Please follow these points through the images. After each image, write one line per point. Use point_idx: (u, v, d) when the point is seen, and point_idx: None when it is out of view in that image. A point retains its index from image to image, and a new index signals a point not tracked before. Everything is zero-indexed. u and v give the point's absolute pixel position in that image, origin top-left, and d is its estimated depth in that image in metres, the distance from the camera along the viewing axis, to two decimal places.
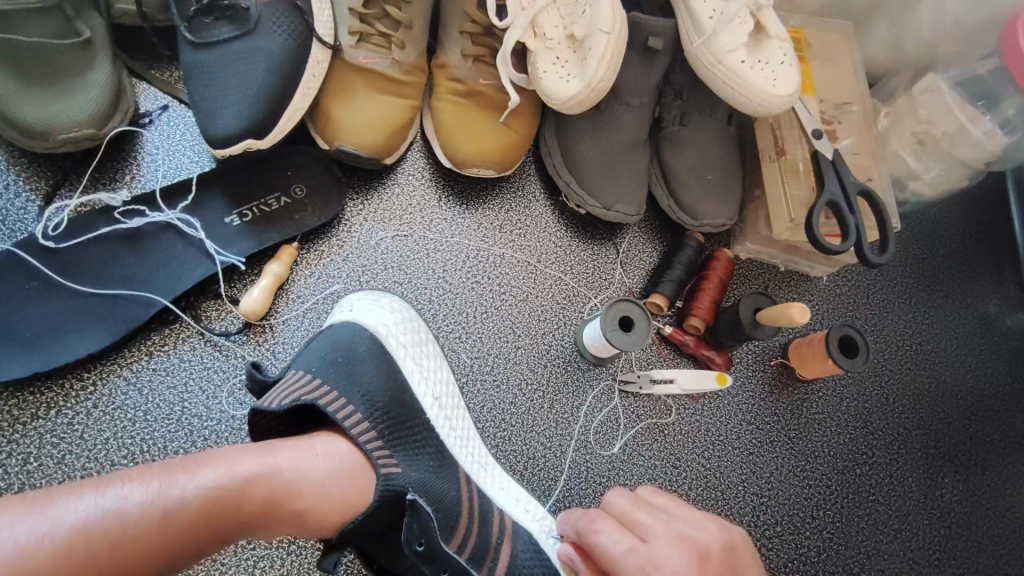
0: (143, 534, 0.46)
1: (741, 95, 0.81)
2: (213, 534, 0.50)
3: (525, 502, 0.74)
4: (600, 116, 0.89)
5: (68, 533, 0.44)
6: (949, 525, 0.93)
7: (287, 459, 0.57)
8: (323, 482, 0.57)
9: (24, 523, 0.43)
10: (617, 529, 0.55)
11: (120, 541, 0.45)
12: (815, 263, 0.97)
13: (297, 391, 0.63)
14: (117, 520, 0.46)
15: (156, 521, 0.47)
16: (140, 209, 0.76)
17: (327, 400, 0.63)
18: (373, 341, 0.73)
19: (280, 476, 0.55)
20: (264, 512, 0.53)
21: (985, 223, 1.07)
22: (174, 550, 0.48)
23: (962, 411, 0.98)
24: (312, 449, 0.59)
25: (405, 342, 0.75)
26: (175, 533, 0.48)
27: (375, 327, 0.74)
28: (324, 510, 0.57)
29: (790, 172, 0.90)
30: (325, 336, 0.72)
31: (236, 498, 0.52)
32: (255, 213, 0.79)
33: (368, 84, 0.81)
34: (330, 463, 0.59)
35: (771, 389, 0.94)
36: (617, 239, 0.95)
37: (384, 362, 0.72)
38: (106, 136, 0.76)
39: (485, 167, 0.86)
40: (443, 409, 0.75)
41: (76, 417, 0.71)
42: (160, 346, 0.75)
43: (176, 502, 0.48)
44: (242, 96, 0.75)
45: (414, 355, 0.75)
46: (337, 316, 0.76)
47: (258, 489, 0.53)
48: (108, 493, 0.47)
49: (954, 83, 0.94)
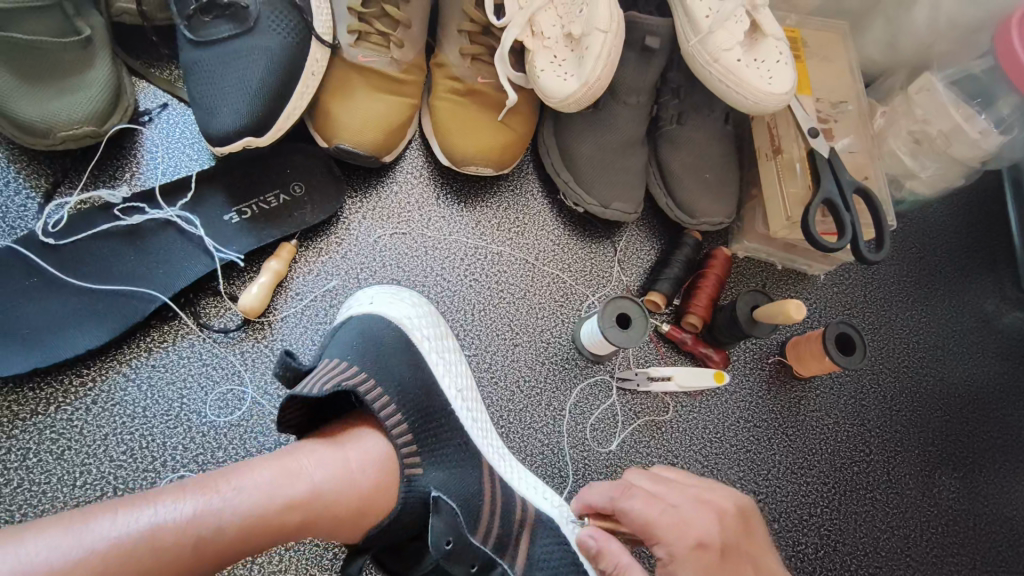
0: (174, 556, 0.48)
1: (738, 94, 0.82)
2: (246, 549, 0.52)
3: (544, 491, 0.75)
4: (597, 116, 0.90)
5: (104, 555, 0.46)
6: (946, 522, 0.93)
7: (321, 474, 0.57)
8: (362, 497, 0.58)
9: (63, 543, 0.45)
10: (643, 498, 0.60)
11: (154, 563, 0.47)
12: (812, 261, 0.97)
13: (335, 377, 0.63)
14: (149, 543, 0.47)
15: (188, 545, 0.49)
16: (139, 206, 0.76)
17: (366, 386, 0.63)
18: (398, 333, 0.73)
19: (315, 495, 0.56)
20: (295, 529, 0.55)
21: (981, 222, 1.08)
22: (203, 566, 0.50)
23: (959, 409, 0.98)
24: (348, 460, 0.59)
25: (427, 334, 0.76)
26: (204, 553, 0.50)
27: (401, 320, 0.74)
28: (350, 524, 0.58)
29: (786, 171, 0.90)
30: (349, 327, 0.72)
31: (267, 519, 0.53)
32: (254, 211, 0.79)
33: (366, 82, 0.82)
34: (362, 476, 0.59)
35: (767, 386, 0.94)
36: (615, 238, 0.95)
37: (409, 353, 0.72)
38: (106, 134, 0.77)
39: (483, 165, 0.86)
40: (466, 402, 0.75)
41: (74, 414, 0.71)
42: (159, 343, 0.75)
43: (209, 526, 0.50)
44: (241, 93, 0.75)
45: (437, 349, 0.76)
46: (356, 308, 0.75)
47: (290, 509, 0.54)
48: (145, 514, 0.48)
49: (948, 83, 0.94)
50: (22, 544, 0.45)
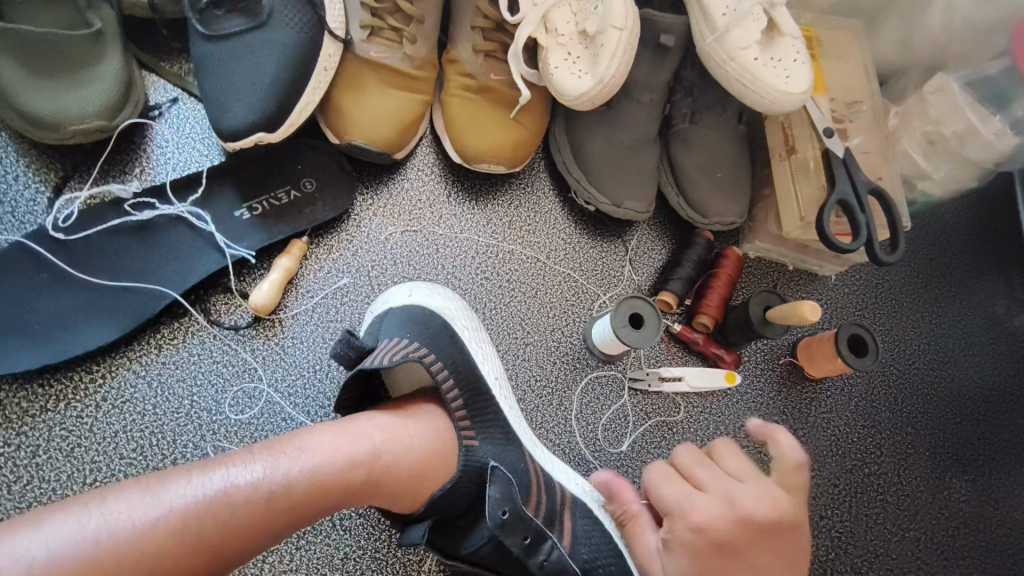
0: (249, 515, 0.47)
1: (754, 92, 0.81)
2: (315, 511, 0.52)
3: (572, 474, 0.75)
4: (610, 114, 0.89)
5: (182, 514, 0.45)
6: (957, 525, 0.92)
7: (378, 437, 0.57)
8: (417, 461, 0.59)
9: (141, 504, 0.44)
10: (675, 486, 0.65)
11: (232, 520, 0.46)
12: (824, 261, 0.97)
13: (400, 352, 0.64)
14: (225, 501, 0.46)
15: (262, 503, 0.48)
16: (150, 202, 0.75)
17: (430, 360, 0.65)
18: (444, 321, 0.72)
19: (374, 456, 0.56)
20: (360, 490, 0.54)
21: (993, 223, 1.07)
22: (274, 528, 0.49)
23: (970, 412, 0.98)
24: (401, 425, 0.60)
25: (466, 323, 0.75)
26: (276, 513, 0.49)
27: (444, 308, 0.74)
28: (411, 487, 0.58)
29: (800, 171, 0.90)
30: (401, 312, 0.71)
31: (336, 477, 0.52)
32: (265, 207, 0.78)
33: (379, 78, 0.81)
34: (416, 442, 0.60)
35: (779, 387, 0.94)
36: (627, 237, 0.95)
37: (456, 338, 0.71)
38: (116, 129, 0.76)
39: (496, 162, 0.86)
40: (503, 391, 0.74)
41: (85, 410, 0.70)
42: (169, 340, 0.74)
43: (279, 484, 0.49)
44: (252, 88, 0.74)
45: (476, 337, 0.75)
46: (395, 299, 0.75)
47: (355, 467, 0.54)
48: (219, 474, 0.48)
49: (964, 84, 0.94)
50: (101, 505, 0.43)
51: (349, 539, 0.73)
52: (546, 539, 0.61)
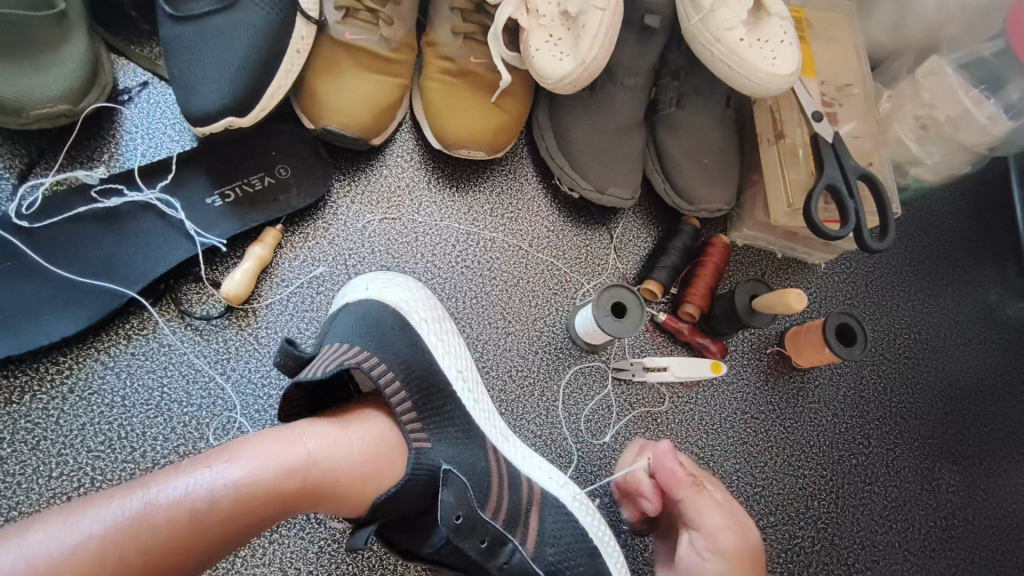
0: (169, 532, 0.46)
1: (740, 75, 0.79)
2: (251, 522, 0.50)
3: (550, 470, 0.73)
4: (594, 98, 0.87)
5: (97, 542, 0.43)
6: (945, 516, 0.91)
7: (317, 444, 0.55)
8: (365, 462, 0.57)
9: (59, 532, 0.43)
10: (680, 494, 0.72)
11: (155, 540, 0.45)
12: (813, 249, 0.95)
13: (340, 357, 0.61)
14: (147, 522, 0.45)
15: (187, 519, 0.46)
16: (118, 188, 0.73)
17: (371, 363, 0.62)
18: (398, 317, 0.70)
19: (313, 460, 0.54)
20: (296, 499, 0.52)
21: (987, 210, 1.05)
22: (199, 546, 0.47)
23: (961, 401, 0.97)
24: (344, 431, 0.58)
25: (426, 316, 0.73)
26: (206, 528, 0.47)
27: (399, 304, 0.72)
28: (351, 495, 0.56)
29: (789, 157, 0.88)
30: (351, 312, 0.69)
31: (267, 488, 0.50)
32: (238, 194, 0.77)
33: (355, 61, 0.79)
34: (359, 447, 0.57)
35: (766, 377, 0.92)
36: (611, 224, 0.93)
37: (410, 336, 0.69)
38: (82, 113, 0.74)
39: (475, 148, 0.84)
40: (469, 386, 0.72)
41: (51, 403, 0.69)
42: (139, 330, 0.73)
43: (205, 498, 0.47)
44: (222, 70, 0.72)
45: (437, 330, 0.73)
46: (354, 294, 0.73)
47: (289, 476, 0.52)
48: (140, 491, 0.46)
49: (958, 67, 0.91)
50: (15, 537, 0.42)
51: (325, 533, 0.72)
52: (508, 542, 0.62)
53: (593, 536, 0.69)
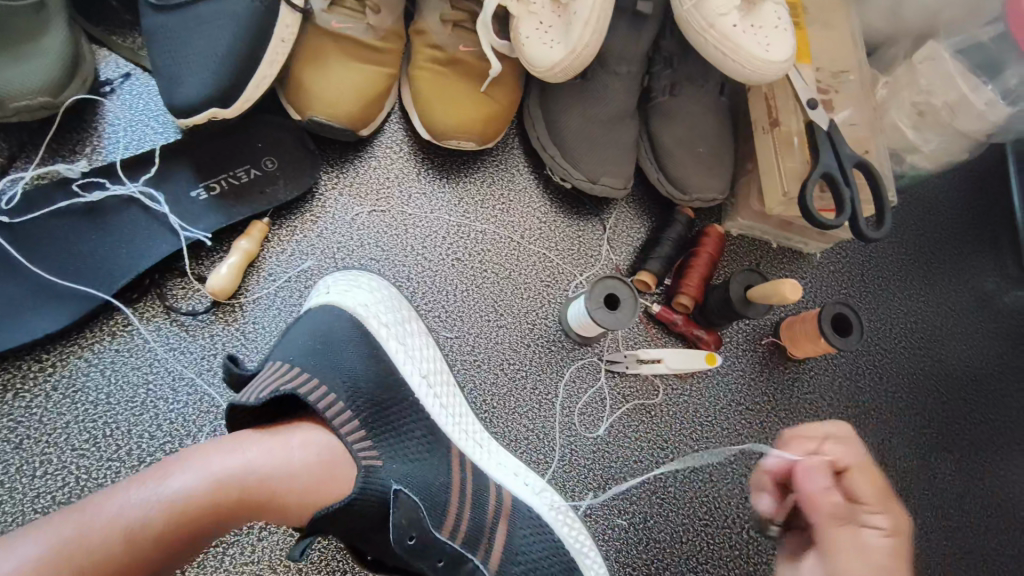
0: (107, 555, 0.47)
1: (733, 62, 0.77)
2: (192, 535, 0.50)
3: (525, 475, 0.73)
4: (586, 88, 0.86)
5: (34, 564, 0.45)
6: (941, 505, 0.91)
7: (258, 454, 0.54)
8: (313, 469, 0.56)
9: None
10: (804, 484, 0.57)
11: (93, 560, 0.47)
12: (809, 239, 0.94)
13: (279, 380, 0.59)
14: (82, 544, 0.47)
15: (122, 539, 0.48)
16: (100, 182, 0.72)
17: (309, 389, 0.59)
18: (355, 325, 0.69)
19: (253, 471, 0.53)
20: (237, 509, 0.52)
21: (984, 197, 1.04)
22: (140, 564, 0.49)
23: (957, 390, 0.96)
24: (291, 438, 0.57)
25: (387, 320, 0.72)
26: (144, 545, 0.48)
27: (355, 308, 0.70)
28: (303, 505, 0.55)
29: (783, 146, 0.86)
30: (303, 324, 0.67)
31: (203, 502, 0.50)
32: (223, 187, 0.75)
33: (342, 50, 0.78)
34: (308, 454, 0.56)
35: (761, 369, 0.91)
36: (605, 214, 0.91)
37: (365, 346, 0.68)
38: (63, 105, 0.72)
39: (465, 139, 0.82)
40: (432, 387, 0.72)
41: (35, 401, 0.68)
42: (124, 326, 0.72)
43: (139, 517, 0.48)
44: (205, 60, 0.71)
45: (397, 335, 0.72)
46: (313, 299, 0.71)
47: (224, 488, 0.51)
48: (77, 516, 0.48)
49: (955, 52, 0.90)
50: None
51: None
52: (468, 560, 0.62)
53: (570, 547, 0.70)
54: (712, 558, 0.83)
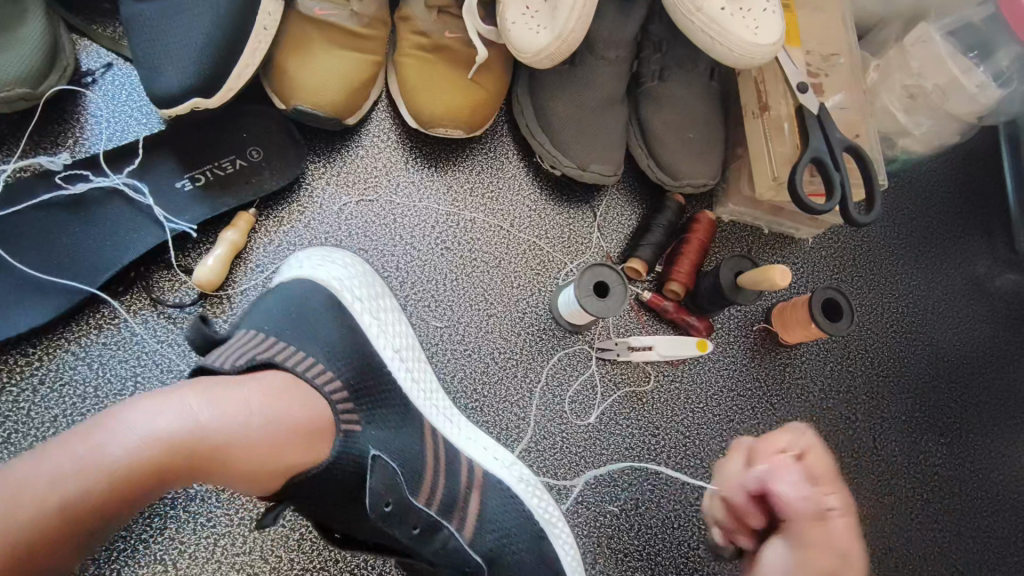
0: (44, 517, 0.45)
1: (722, 46, 0.76)
2: (139, 495, 0.48)
3: (491, 448, 0.74)
4: (574, 74, 0.85)
5: None
6: (932, 488, 0.91)
7: (213, 412, 0.51)
8: (273, 432, 0.52)
9: None
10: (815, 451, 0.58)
11: (29, 523, 0.45)
12: (800, 225, 0.94)
13: (253, 350, 0.57)
14: (16, 506, 0.45)
15: (60, 500, 0.46)
16: (83, 174, 0.71)
17: (288, 357, 0.58)
18: (328, 297, 0.68)
19: (205, 431, 0.50)
20: (186, 470, 0.50)
21: (977, 180, 1.04)
22: (83, 522, 0.47)
23: (948, 373, 0.96)
24: (248, 392, 0.53)
25: (360, 296, 0.71)
26: (85, 505, 0.47)
27: (329, 281, 0.69)
28: (261, 467, 0.52)
29: (774, 130, 0.86)
30: (277, 292, 0.66)
31: (147, 463, 0.48)
32: (208, 177, 0.75)
33: (327, 38, 0.77)
34: (267, 417, 0.53)
35: (752, 355, 0.91)
36: (595, 202, 0.91)
37: (338, 319, 0.67)
38: (43, 96, 0.71)
39: (453, 127, 0.81)
40: (403, 361, 0.72)
41: (22, 395, 0.68)
42: (110, 319, 0.71)
43: (78, 479, 0.46)
44: (187, 49, 0.70)
45: (370, 308, 0.71)
46: (287, 274, 0.70)
47: (171, 449, 0.49)
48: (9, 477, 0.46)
49: (946, 34, 0.90)
50: None
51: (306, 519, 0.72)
52: (441, 529, 0.63)
53: (538, 517, 0.71)
54: (704, 543, 0.84)
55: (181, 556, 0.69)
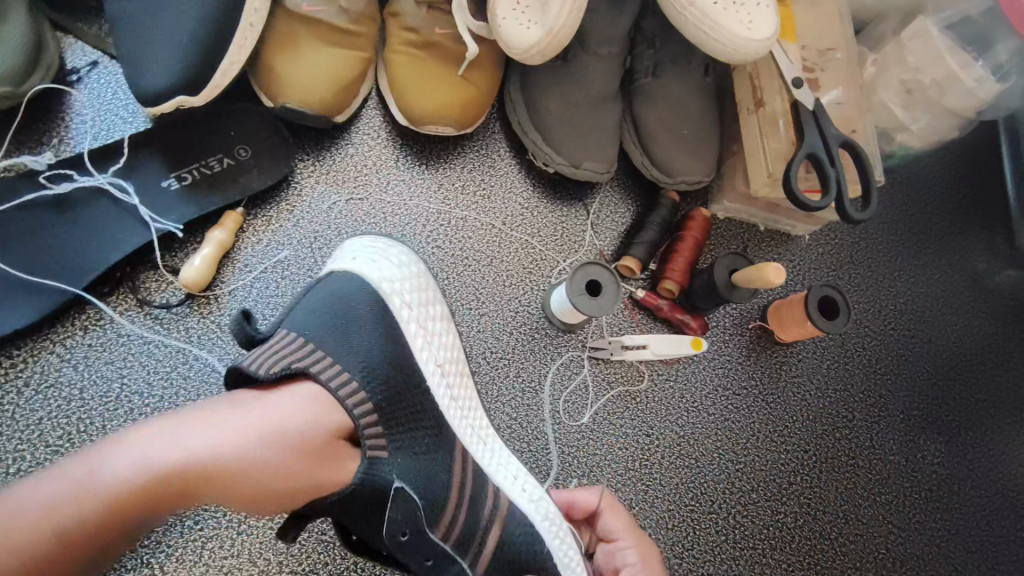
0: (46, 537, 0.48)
1: (715, 41, 0.75)
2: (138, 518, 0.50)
3: (524, 482, 0.69)
4: (566, 70, 0.84)
5: None
6: (930, 487, 0.90)
7: (216, 436, 0.52)
8: (281, 456, 0.53)
9: None
10: (614, 509, 0.70)
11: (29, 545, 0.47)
12: (796, 221, 0.93)
13: (284, 354, 0.59)
14: (20, 528, 0.47)
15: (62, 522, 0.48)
16: (68, 173, 0.70)
17: (319, 364, 0.59)
18: (375, 299, 0.67)
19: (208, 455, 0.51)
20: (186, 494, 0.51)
21: (976, 176, 1.03)
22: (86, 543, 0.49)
23: (947, 371, 0.95)
24: (250, 414, 0.54)
25: (410, 301, 0.70)
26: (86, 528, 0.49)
27: (380, 282, 0.68)
28: (268, 489, 0.53)
29: (769, 126, 0.84)
30: (323, 289, 0.66)
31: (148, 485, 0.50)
32: (195, 176, 0.74)
33: (314, 34, 0.76)
34: (273, 444, 0.54)
35: (748, 353, 0.91)
36: (588, 199, 0.90)
37: (385, 328, 0.66)
38: (26, 95, 0.70)
39: (443, 124, 0.81)
40: (445, 376, 0.70)
41: (7, 397, 0.67)
42: (96, 320, 0.71)
43: (82, 502, 0.48)
44: (171, 47, 0.69)
45: (418, 317, 0.69)
46: (338, 263, 0.70)
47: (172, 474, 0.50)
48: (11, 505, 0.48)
49: (945, 27, 0.88)
50: None
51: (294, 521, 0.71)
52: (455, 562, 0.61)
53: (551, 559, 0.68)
54: (698, 543, 0.83)
55: (168, 559, 0.68)
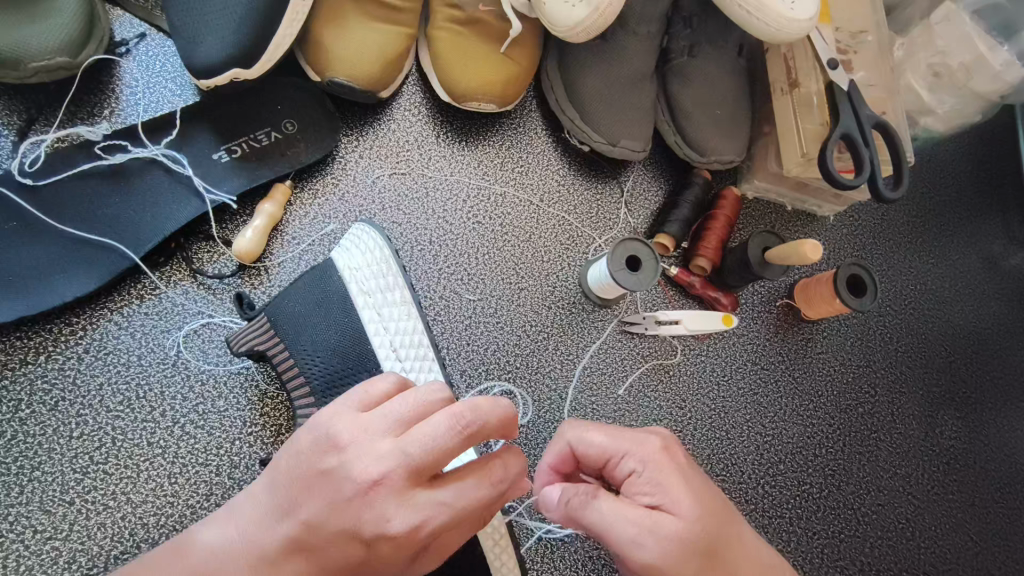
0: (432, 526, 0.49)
1: (757, 20, 0.77)
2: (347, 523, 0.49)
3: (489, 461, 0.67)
4: (606, 49, 0.85)
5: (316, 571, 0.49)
6: (948, 461, 0.93)
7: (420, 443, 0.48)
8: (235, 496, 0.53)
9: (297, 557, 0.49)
10: (593, 427, 0.60)
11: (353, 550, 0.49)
12: (824, 201, 0.95)
13: (256, 335, 0.67)
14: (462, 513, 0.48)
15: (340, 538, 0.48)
16: (123, 144, 0.72)
17: (276, 351, 0.66)
18: (338, 288, 0.68)
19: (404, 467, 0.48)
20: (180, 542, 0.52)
21: (991, 160, 1.05)
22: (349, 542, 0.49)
23: (965, 350, 0.98)
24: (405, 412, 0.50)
25: (369, 288, 0.69)
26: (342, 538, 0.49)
27: (344, 272, 0.69)
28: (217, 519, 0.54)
29: (804, 108, 0.86)
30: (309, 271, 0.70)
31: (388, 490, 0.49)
32: (244, 150, 0.75)
33: (363, 12, 0.77)
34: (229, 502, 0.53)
35: (776, 329, 0.93)
36: (622, 177, 0.92)
37: (342, 314, 0.68)
38: (81, 66, 0.71)
39: (486, 101, 0.82)
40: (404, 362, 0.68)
41: (67, 363, 0.68)
42: (151, 290, 0.72)
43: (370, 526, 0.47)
44: (226, 19, 0.69)
45: (375, 304, 0.69)
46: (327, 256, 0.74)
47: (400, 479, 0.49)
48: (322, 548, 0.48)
49: (974, 12, 0.90)
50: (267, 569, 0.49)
51: None
52: None
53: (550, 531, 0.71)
54: None
55: None
